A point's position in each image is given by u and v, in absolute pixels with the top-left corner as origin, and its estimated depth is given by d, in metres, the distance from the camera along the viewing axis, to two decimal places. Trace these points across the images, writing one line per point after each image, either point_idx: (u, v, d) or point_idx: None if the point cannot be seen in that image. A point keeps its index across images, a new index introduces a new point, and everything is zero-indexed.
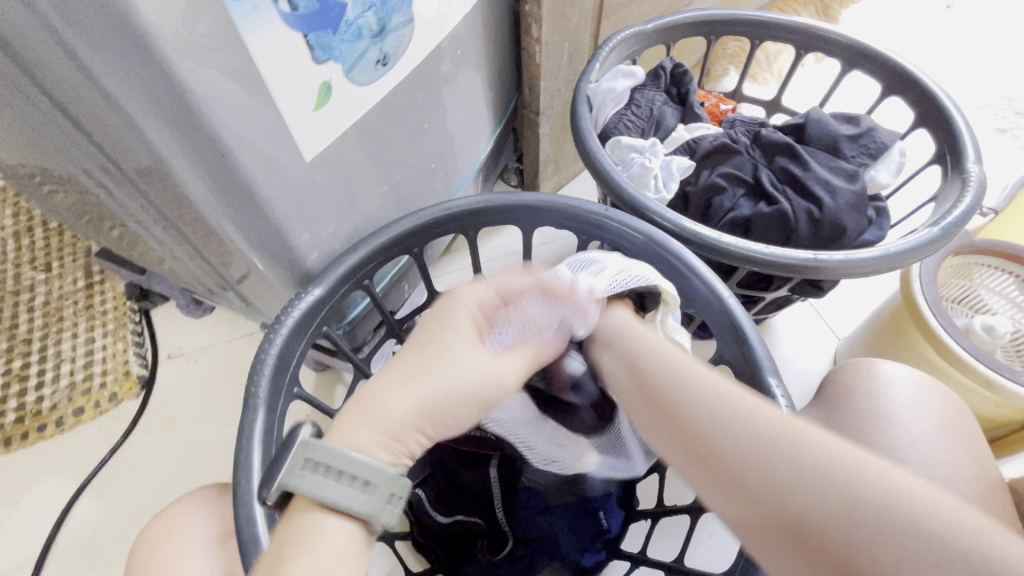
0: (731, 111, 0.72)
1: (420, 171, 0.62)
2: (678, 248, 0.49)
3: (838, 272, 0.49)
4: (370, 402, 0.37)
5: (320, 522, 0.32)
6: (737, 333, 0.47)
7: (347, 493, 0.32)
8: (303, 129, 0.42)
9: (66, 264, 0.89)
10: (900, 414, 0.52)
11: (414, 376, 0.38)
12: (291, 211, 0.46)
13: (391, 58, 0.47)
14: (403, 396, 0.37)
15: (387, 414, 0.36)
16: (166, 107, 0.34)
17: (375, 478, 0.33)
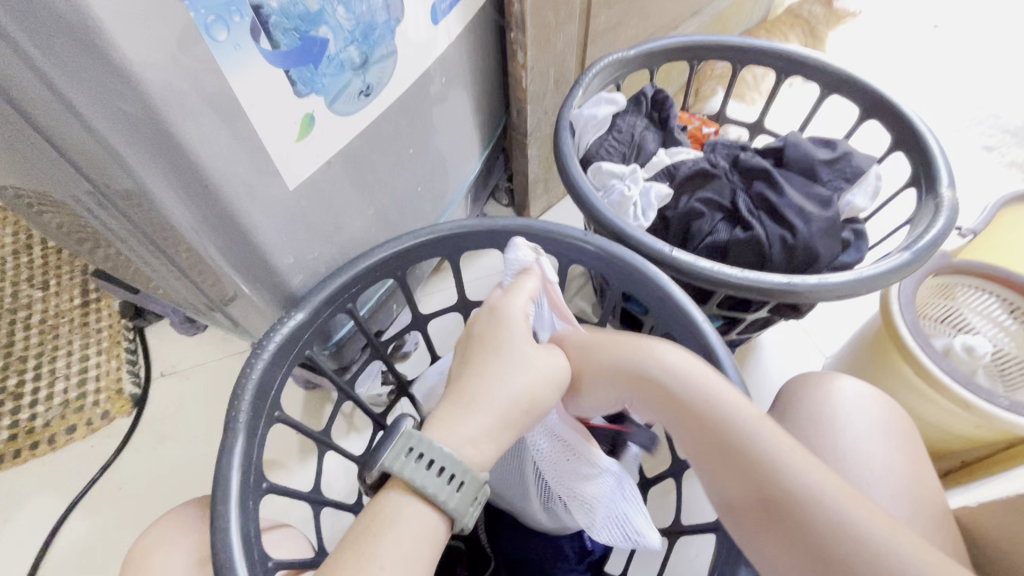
0: (713, 133, 0.74)
1: (406, 194, 0.63)
2: (655, 273, 0.50)
3: (812, 295, 0.50)
4: (492, 381, 0.42)
5: (406, 504, 0.36)
6: (713, 358, 0.47)
7: (436, 484, 0.37)
8: (287, 157, 0.43)
9: (64, 282, 0.91)
10: (845, 425, 0.53)
11: (523, 364, 0.44)
12: (275, 235, 0.47)
13: (374, 88, 0.48)
14: (511, 383, 0.42)
15: (502, 401, 0.41)
16: (152, 141, 0.35)
17: (461, 473, 0.37)
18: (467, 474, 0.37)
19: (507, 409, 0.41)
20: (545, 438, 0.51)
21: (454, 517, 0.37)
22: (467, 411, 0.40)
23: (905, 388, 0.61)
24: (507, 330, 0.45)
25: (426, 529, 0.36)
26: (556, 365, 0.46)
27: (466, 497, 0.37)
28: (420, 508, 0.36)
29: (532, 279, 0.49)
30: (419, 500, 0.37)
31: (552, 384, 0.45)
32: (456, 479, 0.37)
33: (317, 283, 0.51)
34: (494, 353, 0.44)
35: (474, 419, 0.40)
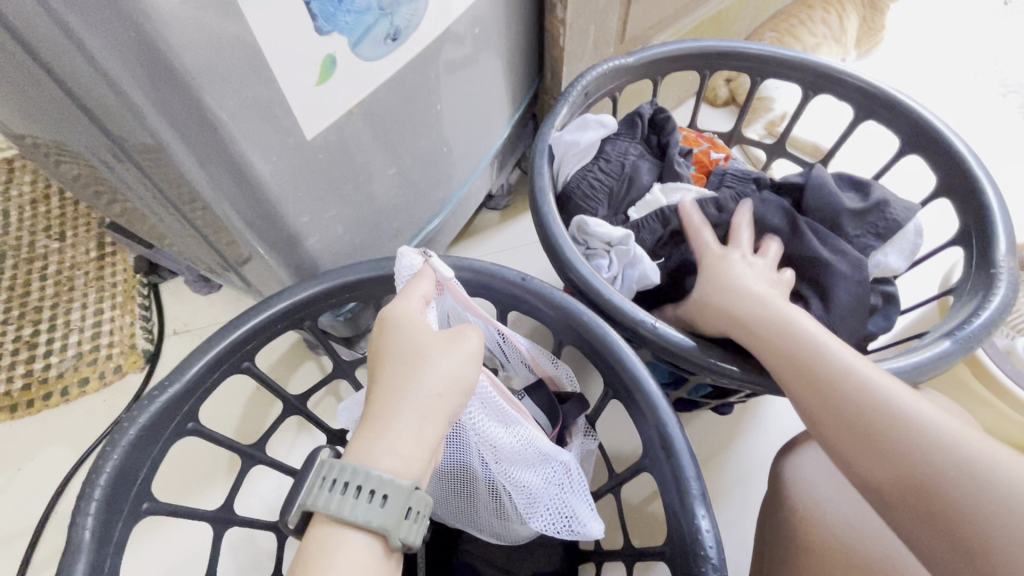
0: (723, 159, 0.62)
1: (429, 155, 0.59)
2: (617, 343, 0.43)
3: None
4: (399, 384, 0.34)
5: (341, 538, 0.31)
6: (661, 433, 0.40)
7: (367, 511, 0.31)
8: (303, 104, 0.40)
9: (80, 234, 0.89)
10: None
11: (436, 354, 0.36)
12: (288, 190, 0.44)
13: (402, 33, 0.44)
14: (423, 377, 0.35)
15: (416, 400, 0.34)
16: (158, 80, 0.32)
17: (393, 493, 0.31)
18: (396, 489, 0.31)
19: (425, 421, 0.34)
20: (496, 423, 0.42)
21: (396, 540, 0.31)
22: (382, 425, 0.33)
23: (961, 391, 0.56)
24: (408, 319, 0.38)
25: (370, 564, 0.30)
26: (471, 335, 0.38)
27: (397, 514, 0.31)
28: (354, 538, 0.31)
29: (426, 283, 0.41)
30: (356, 532, 0.31)
31: (469, 355, 0.37)
32: (383, 497, 0.31)
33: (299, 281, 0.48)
34: (405, 361, 0.35)
35: (389, 437, 0.33)
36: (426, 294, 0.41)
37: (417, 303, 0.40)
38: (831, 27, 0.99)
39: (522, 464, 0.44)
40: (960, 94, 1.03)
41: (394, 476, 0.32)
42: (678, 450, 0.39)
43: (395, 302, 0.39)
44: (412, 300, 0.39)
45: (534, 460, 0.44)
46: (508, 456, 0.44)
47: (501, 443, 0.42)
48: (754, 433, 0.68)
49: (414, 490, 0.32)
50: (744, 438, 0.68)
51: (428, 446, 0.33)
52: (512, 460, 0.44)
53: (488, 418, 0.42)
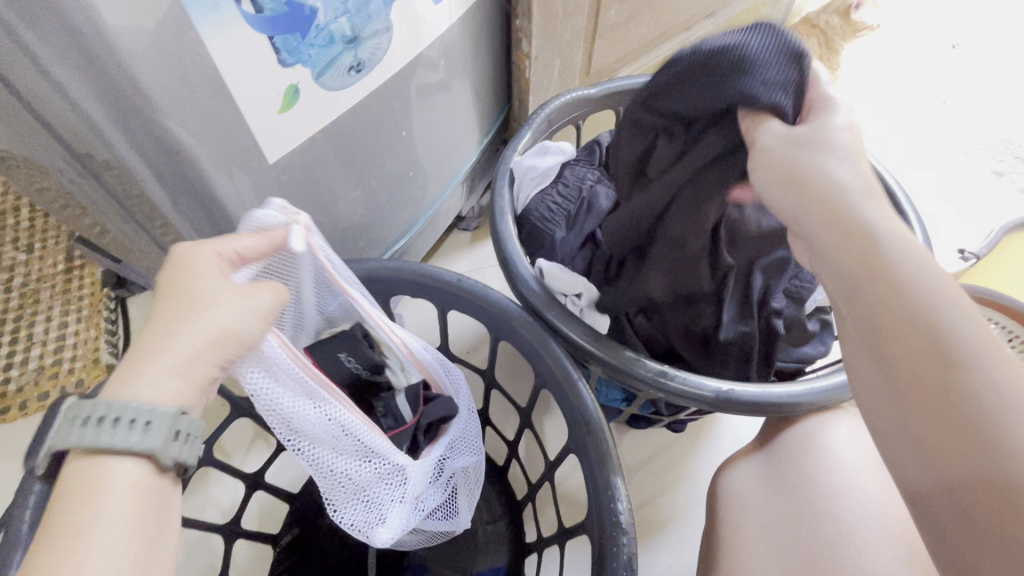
0: None
1: (395, 179, 0.61)
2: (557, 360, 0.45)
3: (747, 409, 0.43)
4: (169, 329, 0.31)
5: (102, 469, 0.27)
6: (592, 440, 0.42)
7: (129, 438, 0.28)
8: (267, 130, 0.42)
9: (48, 247, 0.89)
10: (841, 473, 0.45)
11: (216, 302, 0.32)
12: (250, 208, 0.45)
13: (366, 65, 0.47)
14: (197, 323, 0.31)
15: (183, 343, 0.31)
16: (117, 104, 0.34)
17: (153, 416, 0.28)
18: (158, 414, 0.28)
19: (190, 363, 0.31)
20: (298, 401, 0.36)
21: (169, 461, 0.29)
22: (140, 358, 0.30)
23: None
24: (186, 264, 0.33)
25: (142, 493, 0.28)
26: (264, 294, 0.34)
27: (164, 437, 0.28)
28: (118, 467, 0.28)
29: (260, 243, 0.36)
30: (126, 461, 0.28)
31: (252, 316, 0.33)
32: (145, 423, 0.28)
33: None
34: (179, 295, 0.32)
35: (142, 372, 0.30)
36: (247, 253, 0.36)
37: (219, 255, 0.34)
38: None
39: (339, 455, 0.38)
40: (910, 131, 1.09)
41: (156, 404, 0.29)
42: (607, 457, 0.41)
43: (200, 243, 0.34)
44: (216, 250, 0.34)
45: (351, 455, 0.39)
46: (320, 442, 0.38)
47: (300, 423, 0.36)
48: (707, 451, 0.70)
49: (181, 416, 0.29)
50: (698, 455, 0.70)
51: (200, 382, 0.31)
52: (326, 449, 0.38)
53: (290, 394, 0.36)
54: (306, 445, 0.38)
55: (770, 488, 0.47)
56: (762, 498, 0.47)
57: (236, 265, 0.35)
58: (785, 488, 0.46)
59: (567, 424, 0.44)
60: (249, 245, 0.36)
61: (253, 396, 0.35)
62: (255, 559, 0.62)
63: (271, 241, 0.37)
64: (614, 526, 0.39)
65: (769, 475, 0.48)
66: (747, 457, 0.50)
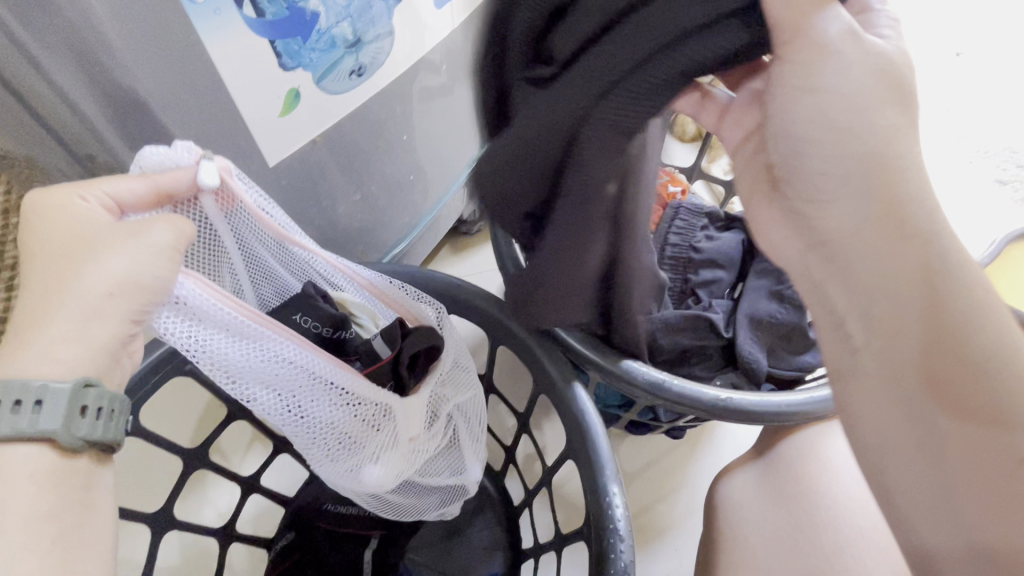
0: (681, 193, 0.64)
1: (395, 181, 0.61)
2: (553, 367, 0.45)
3: (742, 417, 0.43)
4: (61, 286, 0.32)
5: (1, 451, 0.28)
6: (588, 446, 0.42)
7: (22, 420, 0.28)
8: (267, 133, 0.42)
9: None
10: (840, 481, 0.45)
11: (110, 242, 0.32)
12: None
13: (367, 69, 0.47)
14: (88, 274, 0.32)
15: (77, 302, 0.31)
16: (116, 104, 0.34)
17: (46, 397, 0.29)
18: (54, 393, 0.29)
19: (98, 309, 0.32)
20: (240, 343, 0.36)
21: (73, 439, 0.29)
22: (41, 328, 0.31)
23: None
24: (64, 215, 0.33)
25: (49, 475, 0.29)
26: (154, 229, 0.33)
27: (60, 416, 0.29)
28: (20, 448, 0.29)
29: (135, 182, 0.34)
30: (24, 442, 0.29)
31: (151, 251, 0.33)
32: (37, 403, 0.28)
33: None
34: (73, 240, 0.32)
35: (42, 341, 0.31)
36: (125, 197, 0.34)
37: (94, 201, 0.33)
38: None
39: (309, 395, 0.39)
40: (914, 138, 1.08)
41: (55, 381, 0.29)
42: (604, 466, 0.41)
43: (93, 185, 0.33)
44: (97, 193, 0.33)
45: (322, 394, 0.39)
46: (281, 388, 0.38)
47: (244, 368, 0.36)
48: (705, 458, 0.70)
49: (84, 389, 0.30)
50: (697, 462, 0.69)
51: (105, 346, 0.32)
52: (291, 394, 0.38)
53: (230, 338, 0.35)
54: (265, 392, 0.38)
55: (768, 495, 0.47)
56: (759, 509, 0.46)
57: (116, 210, 0.34)
58: (783, 493, 0.46)
59: (564, 430, 0.44)
60: (132, 182, 0.34)
61: (190, 347, 0.35)
62: (253, 561, 0.62)
63: (157, 182, 0.35)
64: (611, 535, 0.38)
65: (767, 483, 0.47)
66: (745, 463, 0.50)
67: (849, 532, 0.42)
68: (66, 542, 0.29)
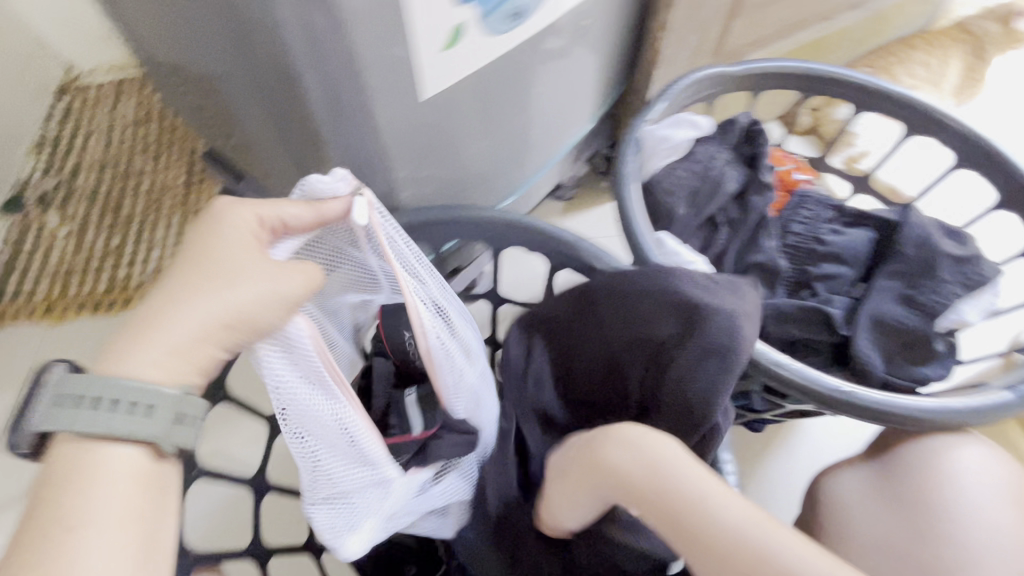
0: (806, 181, 0.61)
1: (518, 134, 0.61)
2: None
3: (860, 412, 0.41)
4: (171, 301, 0.35)
5: (94, 453, 0.32)
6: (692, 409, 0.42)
7: (121, 420, 0.32)
8: (429, 66, 0.43)
9: (173, 158, 0.95)
10: (962, 490, 0.44)
11: (247, 275, 0.36)
12: (399, 142, 0.47)
13: (524, 14, 0.47)
14: (209, 299, 0.35)
15: (181, 331, 0.34)
16: (312, 20, 0.35)
17: (149, 400, 0.32)
18: (163, 398, 0.33)
19: (195, 333, 0.34)
20: (304, 386, 0.37)
21: (162, 445, 0.33)
22: (145, 339, 0.34)
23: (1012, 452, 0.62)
24: (231, 229, 0.37)
25: (133, 478, 0.32)
26: (295, 276, 0.37)
27: (161, 422, 0.32)
28: (106, 452, 0.32)
29: (302, 208, 0.39)
30: (124, 445, 0.32)
31: (279, 297, 0.36)
32: (146, 406, 0.32)
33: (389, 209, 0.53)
34: (201, 258, 0.36)
35: (161, 345, 0.34)
36: (290, 220, 0.39)
37: (263, 223, 0.38)
38: (933, 70, 0.96)
39: (329, 453, 0.39)
40: None
41: (162, 384, 0.33)
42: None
43: (270, 203, 0.39)
44: (259, 211, 0.38)
45: (338, 457, 0.39)
46: (314, 437, 0.38)
47: (303, 406, 0.37)
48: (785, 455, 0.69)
49: (185, 399, 0.34)
50: (775, 459, 0.69)
51: (197, 365, 0.35)
52: (318, 445, 0.38)
53: (302, 372, 0.37)
54: (299, 437, 0.38)
55: (884, 500, 0.47)
56: (869, 512, 0.47)
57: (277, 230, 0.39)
58: (901, 498, 0.46)
59: None
60: (297, 212, 0.39)
61: (265, 377, 0.36)
62: None
63: (319, 212, 0.40)
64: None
65: (881, 489, 0.48)
66: (856, 467, 0.50)
67: (972, 544, 0.42)
68: (142, 537, 0.32)
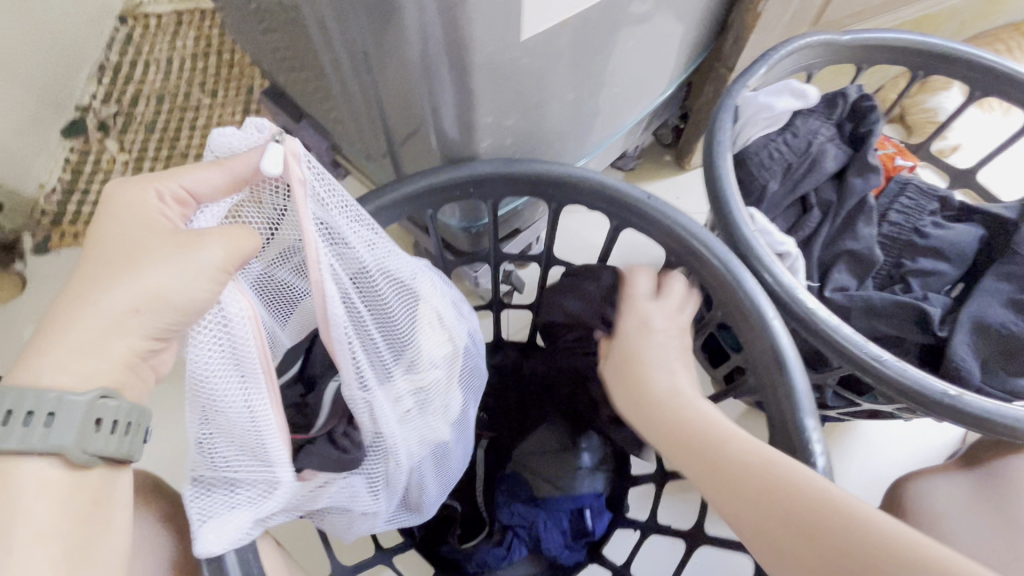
0: (909, 168, 0.56)
1: (600, 93, 0.58)
2: (757, 306, 0.42)
3: (969, 420, 0.38)
4: (88, 292, 0.31)
5: (14, 469, 0.28)
6: (782, 394, 0.40)
7: (31, 435, 0.28)
8: (533, 6, 0.40)
9: (230, 95, 0.93)
10: None
11: (149, 257, 0.32)
12: (488, 88, 0.44)
13: None
14: (117, 286, 0.31)
15: (98, 315, 0.31)
16: None
17: (59, 409, 0.28)
18: (70, 404, 0.29)
19: (109, 323, 0.31)
20: (228, 368, 0.34)
21: (77, 456, 0.29)
22: (59, 337, 0.30)
23: None
24: (130, 207, 0.33)
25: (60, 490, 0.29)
26: (209, 243, 0.32)
27: (73, 429, 0.28)
28: (27, 466, 0.28)
29: (211, 171, 0.34)
30: (42, 460, 0.28)
31: (195, 266, 0.32)
32: (50, 414, 0.28)
33: (467, 157, 0.51)
34: (111, 242, 0.32)
35: (61, 346, 0.30)
36: (199, 187, 0.34)
37: (167, 194, 0.34)
38: None
39: (227, 427, 0.35)
40: None
41: (72, 391, 0.29)
42: (807, 428, 0.38)
43: (174, 174, 0.34)
44: (161, 184, 0.34)
45: (238, 438, 0.36)
46: (216, 411, 0.35)
47: (207, 374, 0.34)
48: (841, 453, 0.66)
49: (101, 400, 0.30)
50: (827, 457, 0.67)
51: (121, 359, 0.31)
52: (216, 418, 0.35)
53: (212, 340, 0.34)
54: (202, 407, 0.35)
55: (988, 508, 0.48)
56: (965, 513, 0.48)
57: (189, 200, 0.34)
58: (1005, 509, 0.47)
59: (757, 372, 0.42)
60: (204, 176, 0.34)
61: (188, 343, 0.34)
62: None
63: (226, 169, 0.34)
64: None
65: (983, 496, 0.49)
66: (958, 472, 0.51)
67: None
68: (76, 554, 0.29)
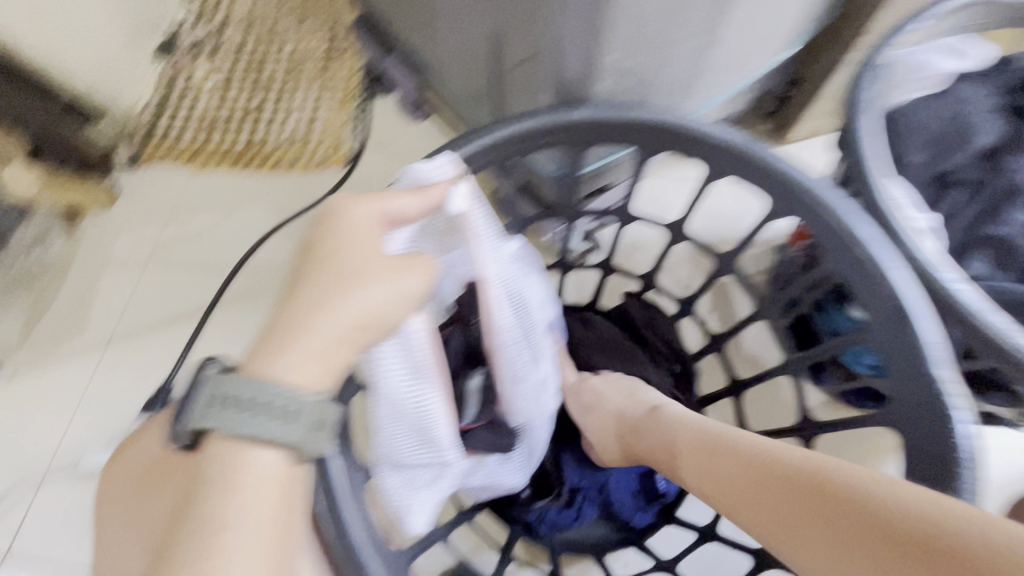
0: None
1: (725, 42, 0.53)
2: (899, 279, 0.40)
3: None
4: (313, 304, 0.34)
5: (241, 455, 0.31)
6: (919, 367, 0.39)
7: (272, 426, 0.31)
8: None
9: (316, 22, 0.88)
10: None
11: (376, 275, 0.36)
12: (624, 23, 0.41)
13: None
14: (347, 302, 0.35)
15: (320, 334, 0.34)
16: None
17: (296, 404, 0.32)
18: (303, 403, 0.32)
19: (334, 338, 0.34)
20: (407, 372, 0.42)
21: (303, 450, 0.32)
22: (285, 340, 0.33)
23: None
24: (349, 228, 0.37)
25: (282, 481, 0.31)
26: (418, 270, 0.38)
27: (305, 425, 0.32)
28: (256, 456, 0.31)
29: (413, 200, 0.40)
30: (270, 451, 0.31)
31: (406, 288, 0.37)
32: (290, 408, 0.32)
33: (584, 99, 0.48)
34: (325, 258, 0.36)
35: (300, 349, 0.33)
36: (403, 212, 0.40)
37: (377, 217, 0.38)
38: None
39: (404, 423, 0.43)
40: None
41: (303, 387, 0.32)
42: (937, 378, 0.38)
43: (377, 198, 0.39)
44: (373, 207, 0.38)
45: (416, 430, 0.44)
46: (400, 411, 0.43)
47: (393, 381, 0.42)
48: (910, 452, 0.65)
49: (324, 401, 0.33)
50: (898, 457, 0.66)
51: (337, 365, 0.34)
52: (399, 416, 0.43)
53: (398, 354, 0.42)
54: (387, 409, 0.43)
55: None
56: None
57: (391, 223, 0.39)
58: None
59: (891, 344, 0.40)
60: (407, 204, 0.40)
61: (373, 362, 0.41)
62: None
63: (425, 198, 0.41)
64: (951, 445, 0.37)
65: None
66: None
67: None
68: (281, 535, 0.31)
